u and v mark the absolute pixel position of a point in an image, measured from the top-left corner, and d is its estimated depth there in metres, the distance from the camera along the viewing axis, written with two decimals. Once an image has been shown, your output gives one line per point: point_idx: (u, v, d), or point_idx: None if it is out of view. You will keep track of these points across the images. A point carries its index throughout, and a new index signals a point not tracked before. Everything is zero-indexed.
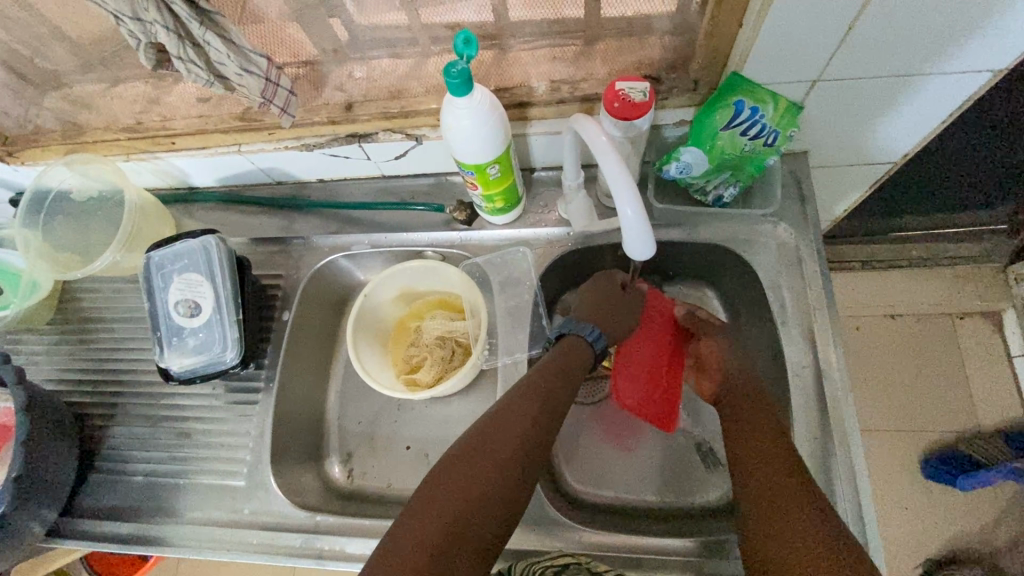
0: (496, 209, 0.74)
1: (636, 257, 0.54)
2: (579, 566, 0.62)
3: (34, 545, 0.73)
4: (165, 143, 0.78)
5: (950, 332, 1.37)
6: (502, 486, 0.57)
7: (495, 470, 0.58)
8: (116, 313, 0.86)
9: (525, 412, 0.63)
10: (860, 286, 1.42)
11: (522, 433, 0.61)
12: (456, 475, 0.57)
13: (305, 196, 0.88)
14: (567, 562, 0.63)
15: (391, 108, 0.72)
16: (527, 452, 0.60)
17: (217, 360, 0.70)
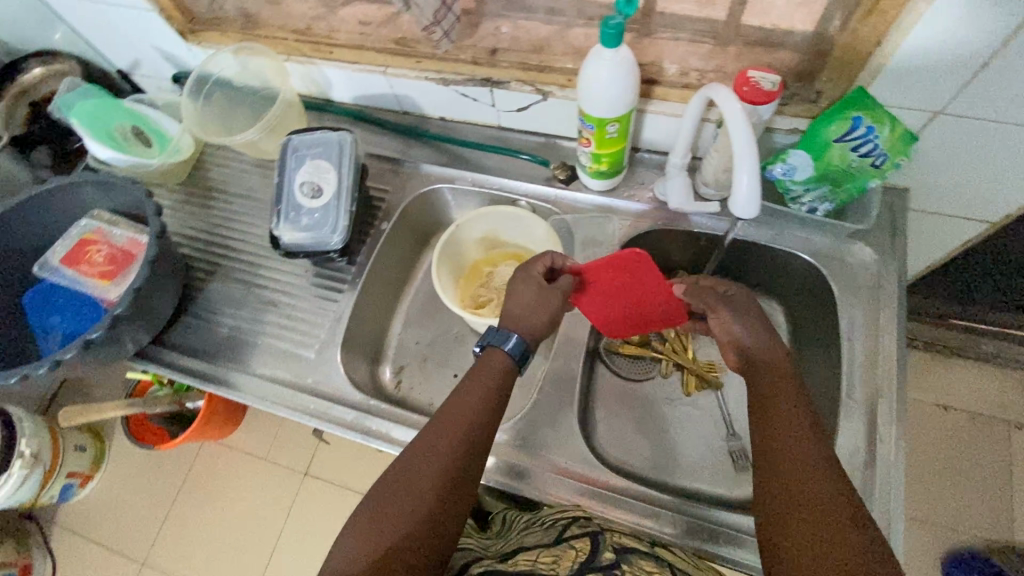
0: (598, 171, 0.80)
1: (738, 213, 0.57)
2: (588, 520, 0.68)
3: (124, 359, 0.82)
4: (323, 50, 0.88)
5: (1005, 437, 1.31)
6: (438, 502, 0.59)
7: (435, 477, 0.60)
8: (238, 189, 0.97)
9: (459, 424, 0.64)
10: (917, 367, 1.39)
11: (457, 445, 0.62)
12: (390, 498, 0.59)
13: (425, 128, 0.96)
14: (577, 516, 0.69)
15: (530, 60, 0.81)
16: (464, 459, 0.62)
17: (324, 240, 0.79)
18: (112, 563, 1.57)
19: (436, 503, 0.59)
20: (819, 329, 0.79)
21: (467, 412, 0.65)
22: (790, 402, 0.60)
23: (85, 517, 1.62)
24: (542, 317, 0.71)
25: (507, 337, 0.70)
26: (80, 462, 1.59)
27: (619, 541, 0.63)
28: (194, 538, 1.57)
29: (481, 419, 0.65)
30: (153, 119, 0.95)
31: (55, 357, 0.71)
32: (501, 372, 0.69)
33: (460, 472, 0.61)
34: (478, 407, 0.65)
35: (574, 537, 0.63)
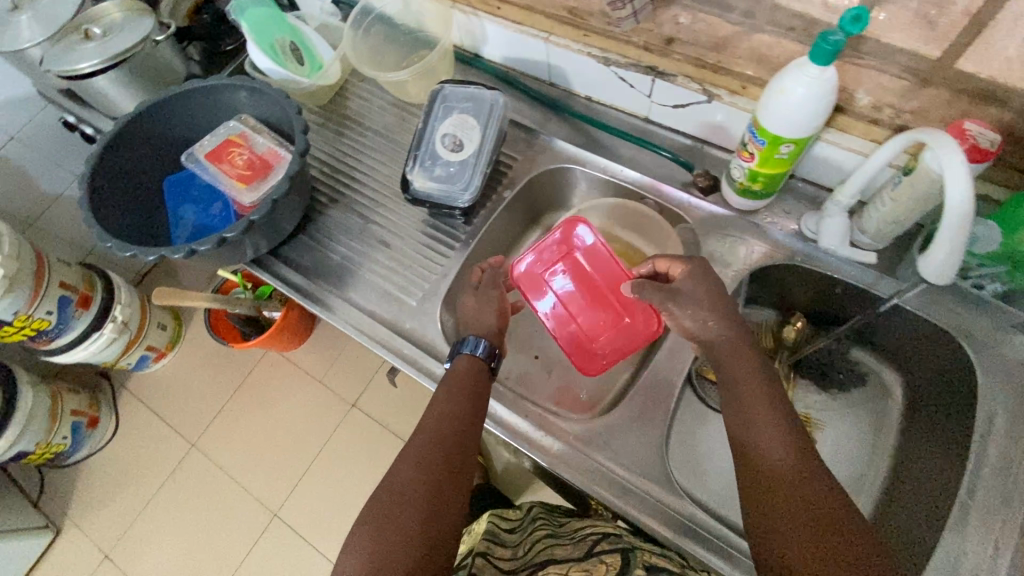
0: (748, 190, 0.75)
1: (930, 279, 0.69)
2: (619, 537, 0.75)
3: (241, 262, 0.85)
4: (491, 4, 0.86)
5: None
6: (429, 504, 0.61)
7: (431, 479, 0.63)
8: (373, 125, 0.98)
9: (436, 435, 0.67)
10: None
11: (438, 455, 0.65)
12: (379, 516, 0.60)
13: (568, 104, 0.93)
14: (609, 532, 0.77)
15: (706, 57, 0.74)
16: (451, 462, 0.65)
17: (454, 196, 0.79)
18: (168, 436, 1.70)
19: (426, 505, 0.61)
20: (944, 416, 0.73)
21: (445, 424, 0.69)
22: (765, 397, 0.60)
23: (155, 388, 1.76)
24: (490, 317, 0.77)
25: (474, 343, 0.75)
26: (160, 338, 1.71)
27: (649, 561, 0.68)
28: (243, 434, 1.68)
29: (461, 421, 0.69)
30: (309, 41, 0.99)
31: (192, 246, 0.74)
32: (471, 381, 0.73)
33: (447, 474, 0.64)
34: (453, 416, 0.69)
35: (605, 552, 0.71)
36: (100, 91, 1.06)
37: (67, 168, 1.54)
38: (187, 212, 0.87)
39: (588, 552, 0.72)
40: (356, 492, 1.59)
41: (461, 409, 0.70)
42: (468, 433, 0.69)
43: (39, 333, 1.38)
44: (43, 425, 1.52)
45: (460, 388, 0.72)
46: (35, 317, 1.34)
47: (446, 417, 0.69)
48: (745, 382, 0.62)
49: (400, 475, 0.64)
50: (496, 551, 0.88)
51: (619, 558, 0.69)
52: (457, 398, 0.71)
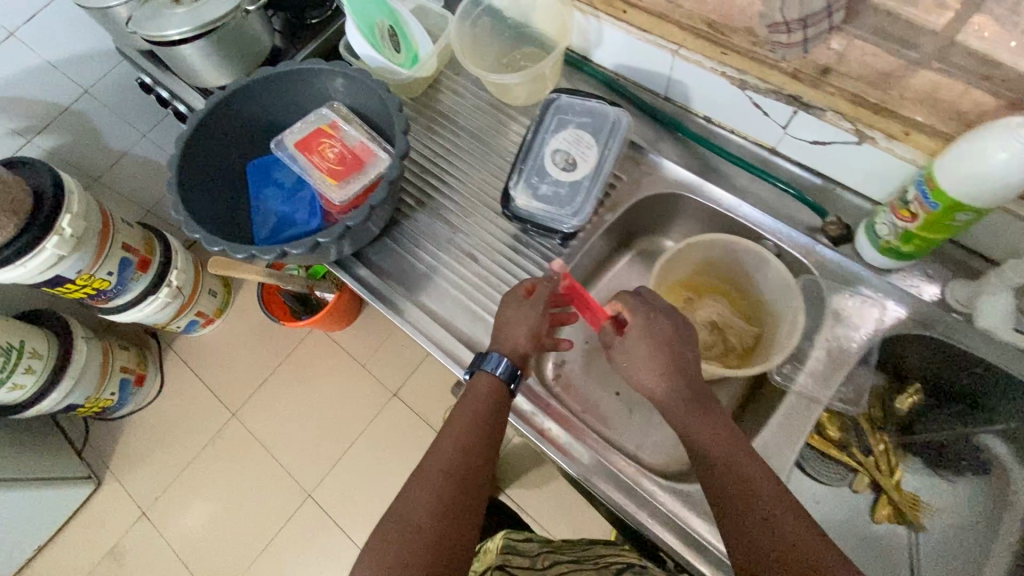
0: (892, 248, 0.68)
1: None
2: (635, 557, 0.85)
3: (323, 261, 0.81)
4: (617, 8, 0.78)
5: None
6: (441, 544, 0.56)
7: (437, 513, 0.58)
8: (466, 124, 0.91)
9: (449, 468, 0.62)
10: None
11: (451, 490, 0.60)
12: (387, 559, 0.54)
13: (683, 123, 0.85)
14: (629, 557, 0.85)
15: (868, 96, 0.65)
16: (461, 495, 0.60)
17: (559, 218, 0.72)
18: (210, 402, 1.71)
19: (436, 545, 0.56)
20: None
21: (459, 456, 0.63)
22: (730, 437, 0.62)
23: (200, 352, 1.76)
24: (522, 333, 0.72)
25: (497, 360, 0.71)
26: (210, 305, 1.70)
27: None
28: (283, 409, 1.68)
29: (471, 450, 0.64)
30: (408, 27, 0.93)
31: (284, 248, 0.69)
32: (488, 405, 0.68)
33: (459, 510, 0.59)
34: (468, 446, 0.64)
35: None
36: (185, 60, 1.01)
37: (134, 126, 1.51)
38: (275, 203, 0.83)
39: None
40: (390, 483, 1.57)
41: (470, 436, 0.65)
42: (483, 465, 0.64)
43: (98, 293, 1.37)
44: (94, 380, 1.53)
45: (472, 413, 0.67)
46: (96, 277, 1.33)
47: (453, 446, 0.64)
48: (704, 419, 0.64)
49: (402, 510, 0.59)
50: (514, 561, 0.85)
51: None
52: (471, 427, 0.66)
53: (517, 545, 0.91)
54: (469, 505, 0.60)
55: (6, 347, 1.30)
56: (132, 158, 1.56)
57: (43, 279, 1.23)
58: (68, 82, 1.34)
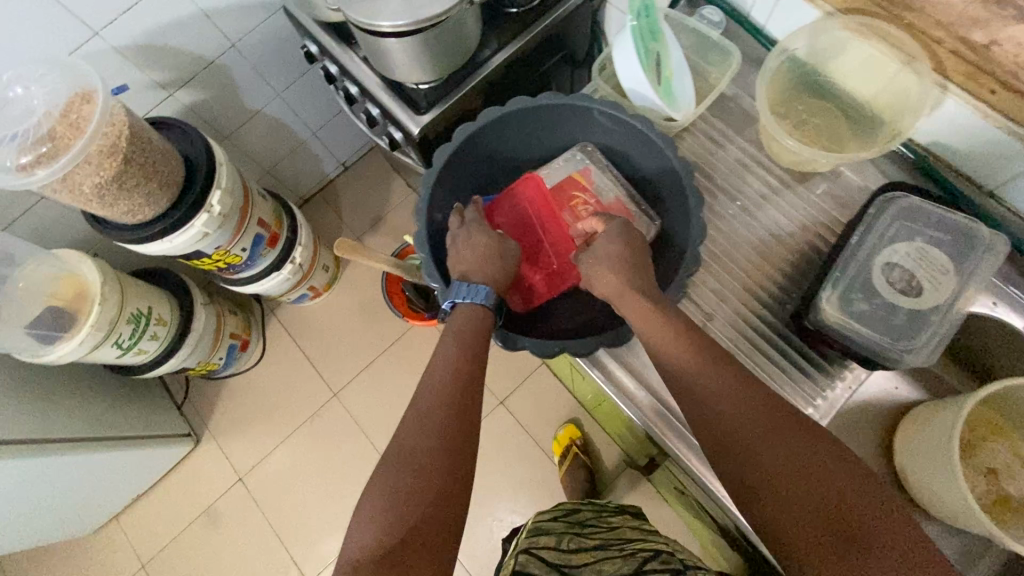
0: None
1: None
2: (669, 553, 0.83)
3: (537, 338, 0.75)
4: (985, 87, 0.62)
5: None
6: (443, 483, 0.59)
7: (432, 450, 0.60)
8: (727, 184, 0.78)
9: (438, 400, 0.64)
10: None
11: (445, 426, 0.62)
12: (387, 487, 0.59)
13: (1005, 230, 0.70)
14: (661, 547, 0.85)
15: None
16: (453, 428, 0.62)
17: (880, 345, 0.65)
18: (311, 377, 1.67)
19: (424, 474, 0.59)
20: None
21: (445, 384, 0.65)
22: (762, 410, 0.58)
23: (304, 324, 1.71)
24: None
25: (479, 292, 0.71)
26: (322, 280, 1.63)
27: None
28: (385, 397, 1.63)
29: (455, 378, 0.65)
30: (669, 52, 0.77)
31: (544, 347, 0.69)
32: (475, 328, 0.69)
33: (433, 428, 0.62)
34: (455, 375, 0.65)
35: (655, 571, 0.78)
36: (387, 52, 0.88)
37: (272, 84, 1.39)
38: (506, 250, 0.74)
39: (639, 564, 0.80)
40: (490, 492, 1.53)
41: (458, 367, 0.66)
42: (467, 390, 0.65)
43: (229, 266, 1.30)
44: (206, 347, 1.49)
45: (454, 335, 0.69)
46: (231, 253, 1.25)
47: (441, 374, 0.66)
48: (709, 383, 0.61)
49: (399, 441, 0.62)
50: (541, 541, 0.89)
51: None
52: (454, 351, 0.67)
53: (544, 523, 0.95)
54: (450, 430, 0.62)
55: (137, 313, 1.24)
56: (264, 117, 1.45)
57: (185, 253, 1.15)
58: (218, 35, 1.20)
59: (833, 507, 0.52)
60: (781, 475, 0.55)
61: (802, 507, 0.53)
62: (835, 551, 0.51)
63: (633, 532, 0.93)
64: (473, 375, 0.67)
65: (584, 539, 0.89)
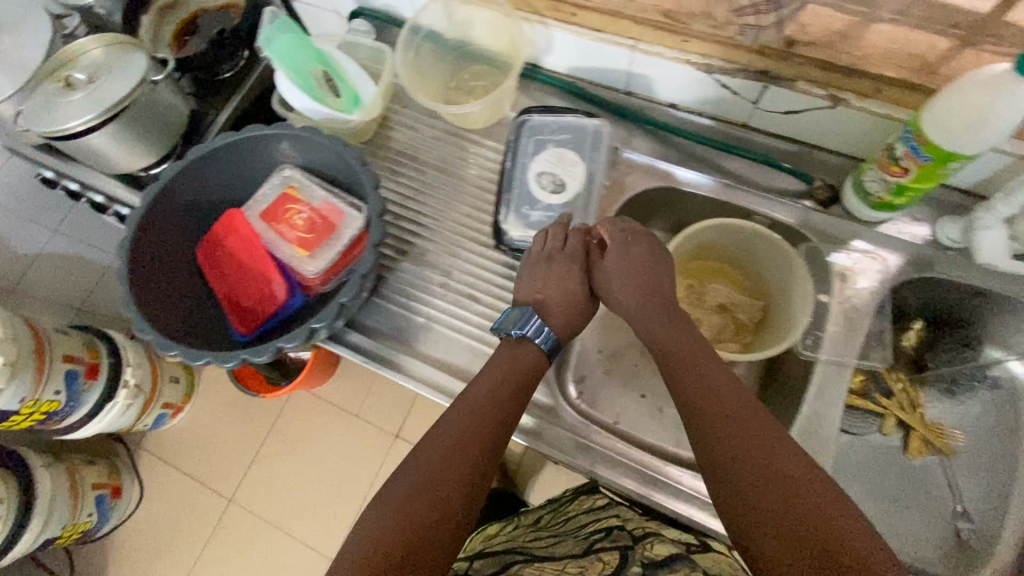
0: (885, 203, 0.69)
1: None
2: (619, 527, 0.76)
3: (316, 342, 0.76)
4: (565, 11, 0.75)
5: None
6: (442, 517, 0.55)
7: (438, 484, 0.57)
8: (430, 158, 0.86)
9: (462, 442, 0.60)
10: None
11: (465, 470, 0.58)
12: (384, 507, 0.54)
13: (651, 115, 0.83)
14: (612, 525, 0.77)
15: (834, 58, 0.66)
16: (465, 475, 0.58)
17: (562, 243, 0.69)
18: (199, 494, 1.59)
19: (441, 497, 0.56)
20: None
21: (469, 431, 0.61)
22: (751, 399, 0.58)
23: (174, 445, 1.63)
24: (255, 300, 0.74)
25: (539, 329, 0.69)
26: (175, 393, 1.57)
27: (648, 555, 0.66)
28: (280, 483, 1.58)
29: (478, 427, 0.62)
30: (335, 58, 0.83)
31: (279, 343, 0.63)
32: (529, 371, 0.67)
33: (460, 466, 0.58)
34: (478, 425, 0.62)
35: (603, 549, 0.70)
36: (93, 150, 0.89)
37: (42, 221, 1.42)
38: (574, 287, 0.71)
39: (587, 549, 0.71)
40: None
41: (487, 418, 0.63)
42: (495, 445, 0.62)
43: (49, 414, 1.23)
44: (67, 508, 1.38)
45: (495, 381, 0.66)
46: (43, 400, 1.19)
47: (475, 419, 0.62)
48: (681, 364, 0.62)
49: (412, 465, 0.59)
50: (497, 544, 0.84)
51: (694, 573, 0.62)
52: (490, 391, 0.64)
53: (497, 540, 0.87)
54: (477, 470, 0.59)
55: None
56: (50, 257, 1.43)
57: None
58: None
59: (781, 477, 0.50)
60: (752, 454, 0.52)
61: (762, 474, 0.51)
62: (773, 545, 0.47)
63: (586, 514, 0.85)
64: (510, 424, 0.64)
65: (540, 532, 0.85)
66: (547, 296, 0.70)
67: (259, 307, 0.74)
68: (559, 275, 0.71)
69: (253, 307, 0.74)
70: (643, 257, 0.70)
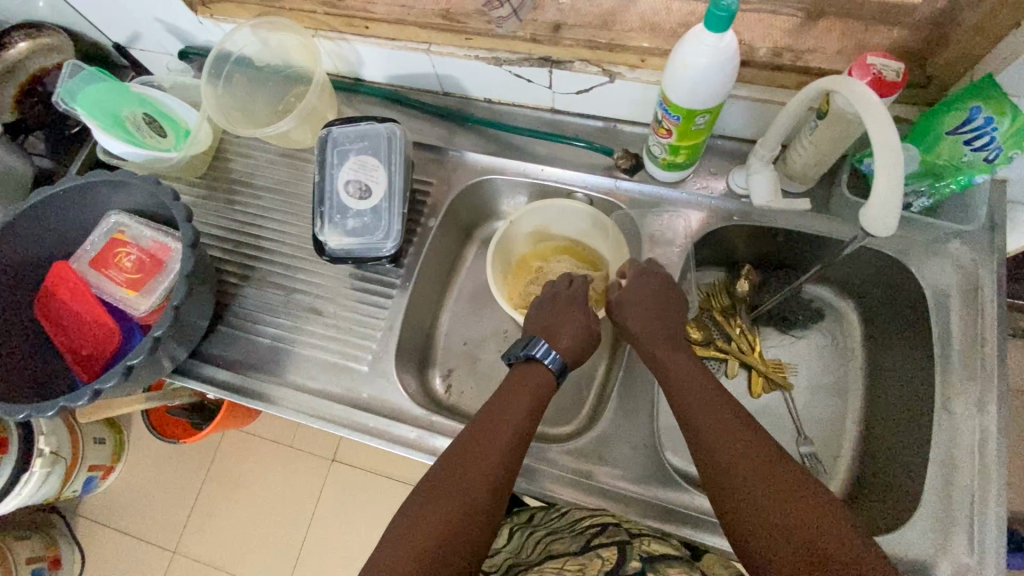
0: (673, 163, 0.73)
1: (872, 232, 0.49)
2: (618, 527, 0.63)
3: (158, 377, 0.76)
4: (358, 25, 0.78)
5: None
6: (465, 535, 0.58)
7: (464, 504, 0.59)
8: (265, 183, 0.88)
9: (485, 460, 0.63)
10: None
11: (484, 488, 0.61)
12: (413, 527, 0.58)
13: (468, 111, 0.87)
14: (607, 523, 0.63)
15: (598, 37, 0.71)
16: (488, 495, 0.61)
17: (375, 245, 0.71)
18: (142, 551, 1.57)
19: (464, 504, 0.59)
20: (900, 335, 0.75)
21: (492, 453, 0.64)
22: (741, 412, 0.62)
23: (110, 507, 1.61)
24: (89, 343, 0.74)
25: (547, 352, 0.74)
26: (101, 454, 1.54)
27: (647, 550, 0.59)
28: (222, 526, 1.56)
29: (501, 452, 0.64)
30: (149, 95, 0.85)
31: (96, 385, 0.65)
32: (532, 393, 0.70)
33: (482, 477, 0.62)
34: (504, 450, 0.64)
35: (601, 545, 0.59)
36: None
37: None
38: (584, 323, 0.78)
39: (584, 546, 0.60)
40: (360, 549, 1.51)
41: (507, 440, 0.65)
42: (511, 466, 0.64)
43: None
44: None
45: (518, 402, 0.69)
46: None
47: (493, 437, 0.65)
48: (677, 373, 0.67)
49: (433, 481, 0.62)
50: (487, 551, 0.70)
51: (614, 555, 0.58)
52: (516, 411, 0.68)
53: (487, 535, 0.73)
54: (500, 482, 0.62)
55: None
56: None
57: None
58: None
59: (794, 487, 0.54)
60: (773, 472, 0.55)
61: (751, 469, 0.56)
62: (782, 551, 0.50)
63: (592, 533, 0.62)
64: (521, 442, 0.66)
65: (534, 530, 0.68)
66: (569, 331, 0.77)
67: (94, 351, 0.74)
68: (566, 307, 0.79)
69: (87, 352, 0.74)
70: (649, 292, 0.73)
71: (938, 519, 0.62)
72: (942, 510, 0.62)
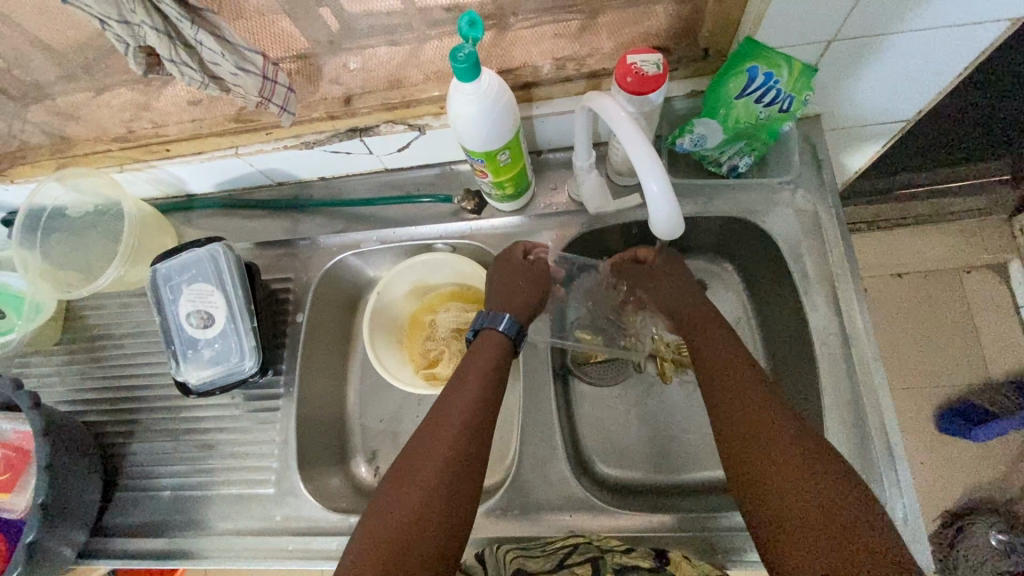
0: (506, 195, 0.73)
1: (665, 235, 0.55)
2: (589, 545, 0.62)
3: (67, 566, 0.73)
4: (159, 150, 0.75)
5: (957, 286, 1.24)
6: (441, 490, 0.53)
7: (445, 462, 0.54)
8: (125, 329, 0.84)
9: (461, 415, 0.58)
10: (889, 244, 1.27)
11: (459, 441, 0.56)
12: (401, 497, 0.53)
13: (307, 195, 0.85)
14: (576, 542, 0.62)
15: (391, 98, 0.69)
16: (465, 449, 0.56)
17: (235, 369, 0.70)
18: None
19: (441, 474, 0.54)
20: (772, 285, 0.76)
21: (469, 408, 0.59)
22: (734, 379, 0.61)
23: None
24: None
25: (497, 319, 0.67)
26: None
27: (621, 561, 0.59)
28: None
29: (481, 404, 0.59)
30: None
31: None
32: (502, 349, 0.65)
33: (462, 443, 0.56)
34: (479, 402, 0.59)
35: (575, 564, 0.59)
36: None
37: None
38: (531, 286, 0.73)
39: (559, 564, 0.59)
40: None
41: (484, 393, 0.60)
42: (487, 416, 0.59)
43: None
44: None
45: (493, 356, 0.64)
46: None
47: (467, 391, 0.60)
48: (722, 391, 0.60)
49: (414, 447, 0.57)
50: None
51: (589, 572, 0.57)
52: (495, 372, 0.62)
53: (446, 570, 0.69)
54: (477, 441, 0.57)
55: None
56: None
57: None
58: None
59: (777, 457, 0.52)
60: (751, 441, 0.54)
61: (785, 507, 0.49)
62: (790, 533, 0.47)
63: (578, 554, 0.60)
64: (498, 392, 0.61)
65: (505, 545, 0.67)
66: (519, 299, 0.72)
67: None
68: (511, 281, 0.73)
69: None
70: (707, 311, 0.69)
71: (846, 458, 0.63)
72: (848, 449, 0.63)
